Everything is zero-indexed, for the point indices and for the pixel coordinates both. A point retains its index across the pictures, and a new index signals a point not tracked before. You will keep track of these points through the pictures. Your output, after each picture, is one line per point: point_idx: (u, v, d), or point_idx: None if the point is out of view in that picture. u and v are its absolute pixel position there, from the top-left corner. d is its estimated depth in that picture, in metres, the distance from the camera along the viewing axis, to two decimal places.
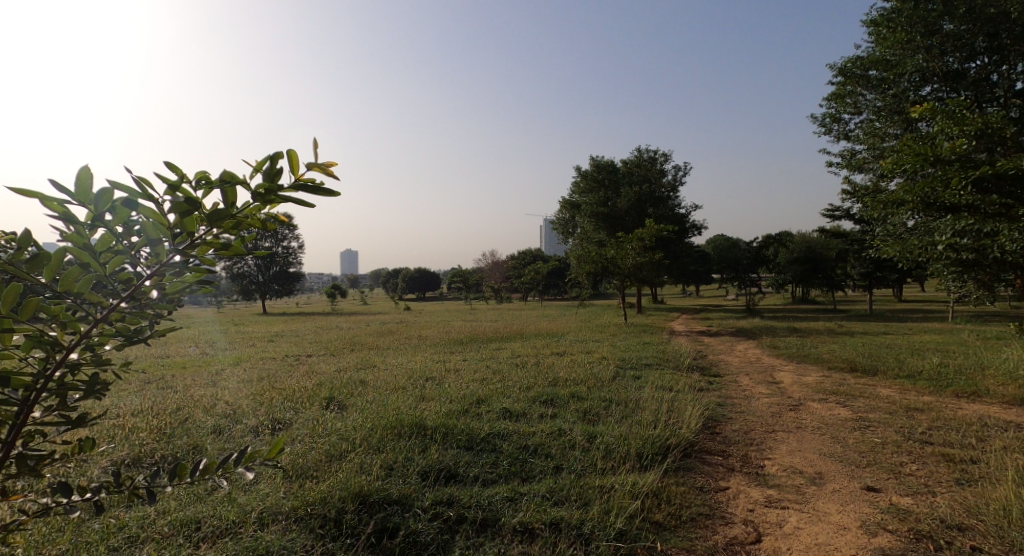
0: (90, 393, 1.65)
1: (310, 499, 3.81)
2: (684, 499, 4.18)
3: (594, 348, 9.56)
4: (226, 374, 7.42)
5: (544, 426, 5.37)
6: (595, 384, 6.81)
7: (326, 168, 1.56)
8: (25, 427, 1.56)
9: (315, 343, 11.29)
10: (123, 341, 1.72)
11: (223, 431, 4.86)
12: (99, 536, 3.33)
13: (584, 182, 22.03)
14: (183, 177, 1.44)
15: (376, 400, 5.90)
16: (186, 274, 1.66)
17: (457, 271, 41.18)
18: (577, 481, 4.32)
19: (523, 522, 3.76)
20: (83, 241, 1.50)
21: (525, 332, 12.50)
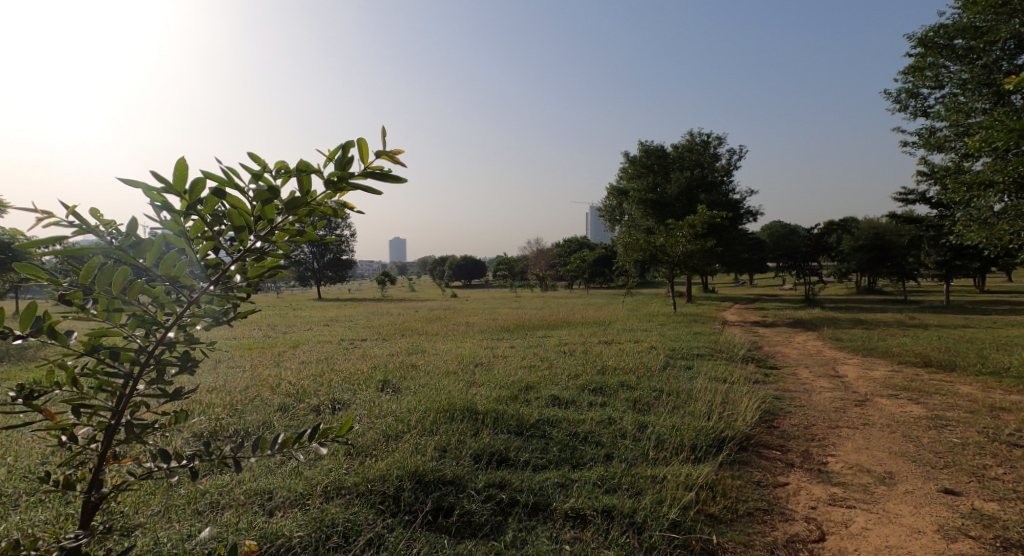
0: (185, 368, 1.74)
1: (370, 476, 3.95)
2: (740, 493, 4.08)
3: (643, 336, 9.44)
4: (288, 356, 7.73)
5: (594, 414, 5.33)
6: (644, 373, 6.72)
7: (395, 156, 1.55)
8: (134, 398, 1.67)
9: (367, 328, 11.60)
10: (212, 323, 1.79)
11: (288, 409, 5.06)
12: (184, 500, 3.59)
13: (633, 167, 21.55)
14: (265, 167, 1.47)
15: (428, 384, 6.01)
16: (265, 259, 1.71)
17: (503, 260, 41.31)
18: (629, 470, 4.29)
19: (575, 508, 3.76)
20: (178, 227, 1.57)
21: (570, 320, 12.46)
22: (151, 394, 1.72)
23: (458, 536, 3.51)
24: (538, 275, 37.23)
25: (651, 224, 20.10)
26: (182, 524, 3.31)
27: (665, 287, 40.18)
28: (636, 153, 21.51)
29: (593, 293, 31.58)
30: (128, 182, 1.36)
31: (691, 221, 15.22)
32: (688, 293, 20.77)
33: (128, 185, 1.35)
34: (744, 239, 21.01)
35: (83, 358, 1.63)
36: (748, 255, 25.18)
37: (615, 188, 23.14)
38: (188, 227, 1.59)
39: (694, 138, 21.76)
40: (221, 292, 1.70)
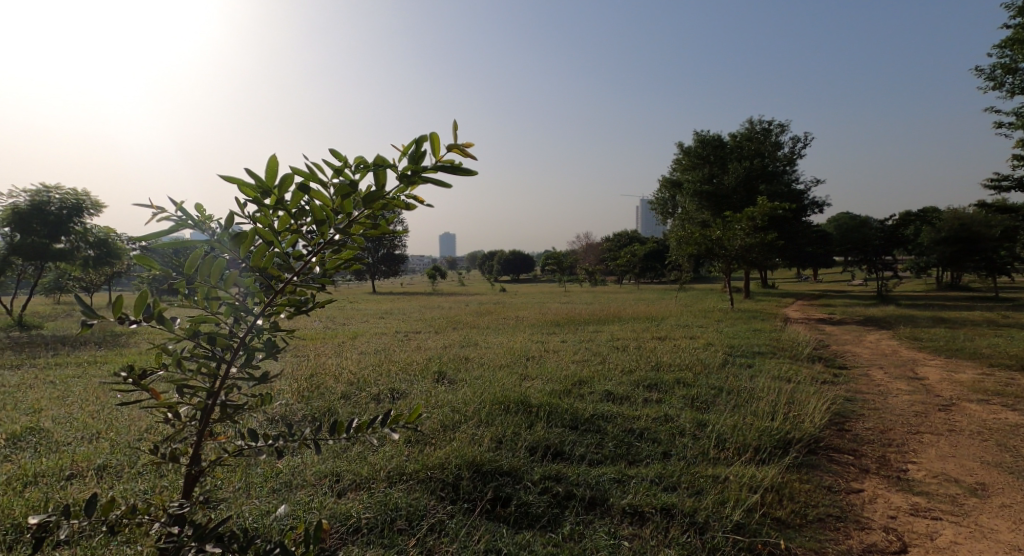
0: (270, 353, 1.90)
1: (429, 464, 4.09)
2: (810, 498, 3.95)
3: (698, 332, 9.16)
4: (346, 347, 7.96)
5: (650, 411, 5.23)
6: (702, 370, 6.51)
7: (467, 149, 1.55)
8: (227, 381, 1.86)
9: (420, 321, 11.76)
10: (294, 311, 1.92)
11: (350, 396, 5.21)
12: (261, 479, 3.88)
13: (687, 158, 20.86)
14: (346, 163, 1.58)
15: (482, 376, 6.05)
16: (342, 251, 1.84)
17: (551, 255, 40.92)
18: (688, 468, 4.25)
19: (633, 504, 3.79)
20: (268, 222, 1.73)
21: (622, 315, 12.23)
22: (241, 379, 1.90)
23: (516, 526, 3.61)
24: (588, 269, 36.72)
25: (707, 216, 19.52)
26: (260, 501, 3.59)
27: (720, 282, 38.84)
28: (691, 143, 20.81)
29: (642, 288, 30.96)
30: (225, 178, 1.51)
31: (750, 213, 14.55)
32: (746, 288, 20.14)
33: (225, 182, 1.50)
34: (808, 231, 20.03)
35: (185, 342, 1.84)
36: (812, 249, 24.02)
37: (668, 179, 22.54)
38: (277, 221, 1.75)
39: (754, 126, 20.92)
40: (302, 282, 1.86)
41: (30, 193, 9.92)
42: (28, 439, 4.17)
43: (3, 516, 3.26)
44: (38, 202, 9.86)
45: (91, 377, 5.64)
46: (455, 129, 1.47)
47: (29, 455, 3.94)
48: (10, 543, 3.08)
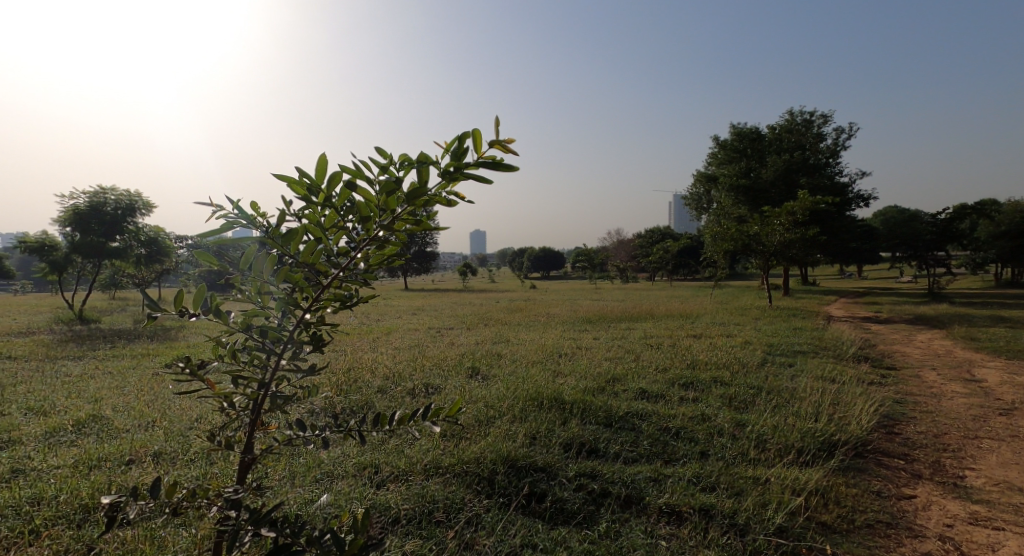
0: (317, 346, 2.05)
1: (465, 458, 4.17)
2: (858, 502, 3.82)
3: (736, 331, 8.91)
4: (381, 342, 8.15)
5: (686, 409, 5.14)
6: (740, 369, 6.35)
7: (508, 147, 1.69)
8: (278, 371, 2.02)
9: (451, 318, 11.91)
10: (340, 306, 2.07)
11: (386, 390, 5.35)
12: (304, 468, 4.04)
13: (723, 152, 20.23)
14: (391, 161, 1.71)
15: (515, 372, 6.09)
16: (385, 247, 1.98)
17: (584, 251, 40.57)
18: (726, 468, 4.19)
19: (670, 503, 3.78)
20: (316, 219, 1.87)
21: (656, 312, 12.02)
22: (292, 369, 2.06)
23: (551, 522, 3.65)
24: (620, 266, 36.18)
25: (743, 212, 18.82)
26: (304, 489, 3.76)
27: (759, 279, 37.68)
28: (728, 137, 20.22)
29: (678, 285, 30.31)
30: (280, 176, 1.66)
31: (790, 207, 13.98)
32: (785, 285, 19.41)
33: (280, 179, 1.65)
34: (853, 226, 19.12)
35: (241, 334, 2.00)
36: (858, 244, 22.99)
37: (702, 173, 21.94)
38: (325, 218, 1.89)
39: (795, 117, 20.10)
40: (347, 278, 2.01)
41: (88, 195, 10.58)
42: (91, 426, 4.49)
43: (74, 496, 3.54)
44: (95, 203, 10.49)
45: (145, 369, 5.99)
46: (494, 126, 1.59)
47: (93, 441, 4.24)
48: (80, 521, 3.35)
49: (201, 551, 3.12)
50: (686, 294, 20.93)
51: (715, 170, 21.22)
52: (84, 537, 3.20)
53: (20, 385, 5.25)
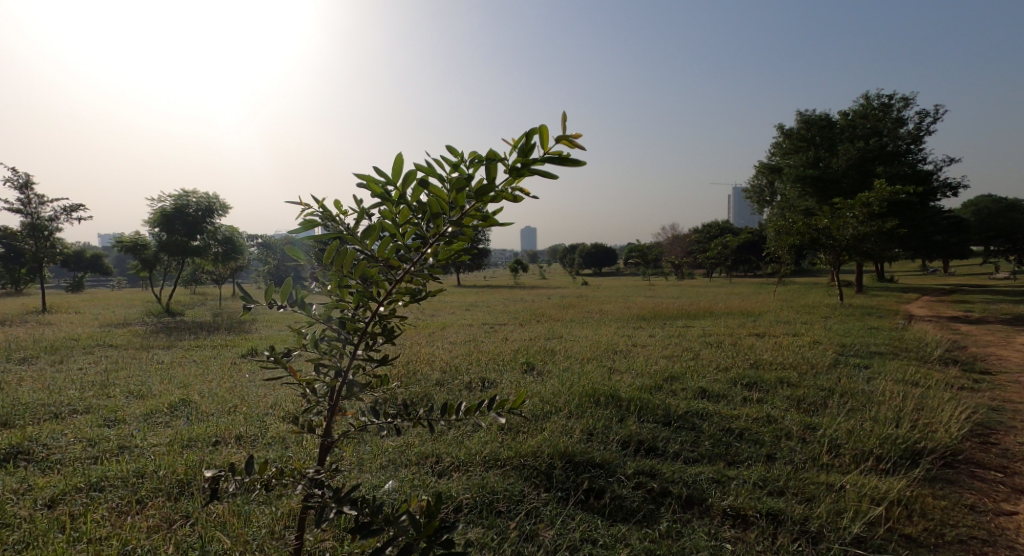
0: (386, 336, 2.22)
1: (523, 451, 4.24)
2: (947, 516, 3.56)
3: (805, 330, 8.43)
4: (436, 336, 8.34)
5: (750, 410, 4.95)
6: (809, 369, 6.02)
7: (574, 141, 1.78)
8: (352, 359, 2.20)
9: (503, 313, 12.00)
10: (410, 299, 2.21)
11: (444, 383, 5.49)
12: (369, 455, 4.24)
13: (789, 142, 19.07)
14: (462, 159, 1.82)
15: (570, 368, 6.07)
16: (454, 243, 2.10)
17: (638, 248, 39.66)
18: (795, 473, 4.01)
19: (735, 506, 3.67)
20: (392, 216, 2.03)
21: (718, 310, 11.55)
22: (365, 358, 2.26)
23: (610, 519, 3.63)
24: (676, 262, 35.10)
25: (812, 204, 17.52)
26: (371, 475, 3.94)
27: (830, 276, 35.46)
28: (794, 125, 19.04)
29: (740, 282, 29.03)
30: (361, 175, 1.81)
31: (865, 199, 12.92)
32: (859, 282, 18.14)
33: (361, 179, 1.81)
34: (939, 218, 17.48)
35: (321, 324, 2.20)
36: (946, 237, 21.14)
37: (766, 164, 20.83)
38: (400, 214, 2.04)
39: (871, 101, 18.60)
40: (417, 272, 2.12)
41: (173, 198, 11.47)
42: (182, 409, 4.91)
43: (170, 472, 3.89)
44: (180, 206, 11.32)
45: (224, 359, 6.46)
46: (560, 123, 1.66)
47: (183, 422, 4.64)
48: (177, 494, 3.70)
49: (280, 528, 3.37)
50: (743, 294, 18.18)
51: (780, 161, 20.06)
52: (180, 509, 3.53)
53: (119, 371, 5.79)
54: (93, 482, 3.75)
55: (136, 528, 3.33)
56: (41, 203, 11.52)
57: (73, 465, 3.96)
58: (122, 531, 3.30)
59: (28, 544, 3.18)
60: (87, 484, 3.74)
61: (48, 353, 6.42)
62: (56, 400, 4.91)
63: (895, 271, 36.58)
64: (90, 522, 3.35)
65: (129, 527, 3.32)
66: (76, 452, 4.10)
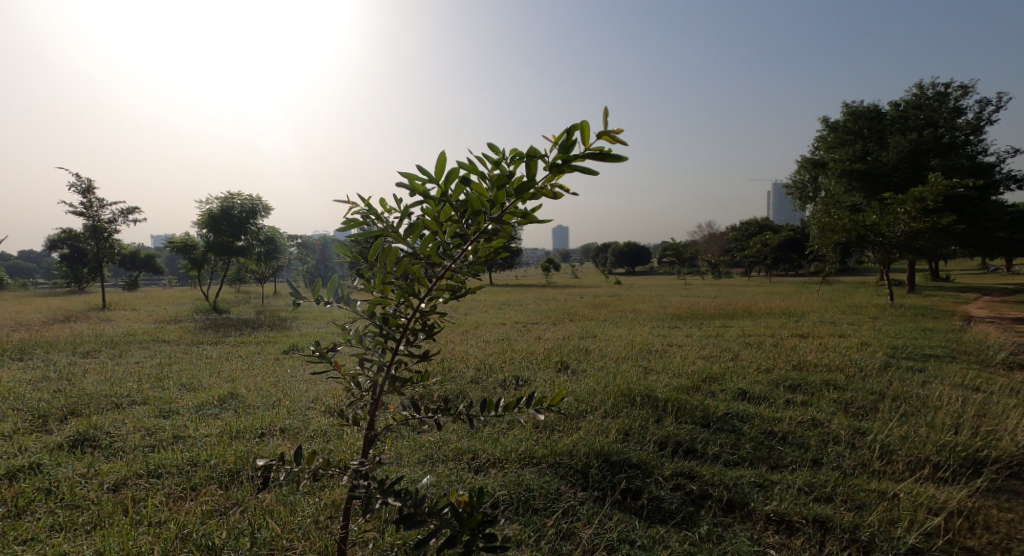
0: (427, 331, 2.27)
1: (558, 450, 4.22)
2: (1012, 529, 3.36)
3: (852, 331, 8.07)
4: (469, 334, 8.41)
5: (794, 413, 4.78)
6: (857, 372, 5.76)
7: (615, 136, 1.77)
8: (396, 354, 2.26)
9: (535, 312, 11.97)
10: (450, 297, 2.25)
11: (478, 380, 5.54)
12: (407, 450, 4.32)
13: (834, 135, 18.25)
14: (503, 157, 1.83)
15: (605, 368, 6.01)
16: (493, 240, 2.12)
17: (674, 245, 38.80)
18: (844, 479, 3.85)
19: (779, 511, 3.56)
20: (434, 214, 2.06)
21: (757, 309, 11.18)
22: (408, 354, 2.31)
23: (648, 520, 3.59)
24: (713, 261, 34.16)
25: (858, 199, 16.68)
26: (408, 469, 4.02)
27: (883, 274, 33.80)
28: (840, 117, 18.20)
29: (782, 281, 28.08)
30: (405, 174, 1.85)
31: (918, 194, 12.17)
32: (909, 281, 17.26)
33: (405, 178, 1.84)
34: (1004, 213, 16.37)
35: (366, 320, 2.26)
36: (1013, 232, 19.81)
37: (809, 158, 20.03)
38: (441, 212, 2.07)
39: (925, 90, 17.55)
40: (458, 269, 2.16)
41: (220, 199, 12.01)
42: (230, 402, 5.13)
43: (221, 461, 4.08)
44: (226, 207, 11.85)
45: (267, 355, 6.70)
46: (601, 119, 1.67)
47: (232, 415, 4.85)
48: (227, 483, 3.87)
49: (324, 518, 3.49)
50: (787, 294, 17.15)
51: (825, 154, 19.25)
52: (231, 497, 3.70)
53: (172, 365, 6.09)
54: (152, 469, 3.97)
55: (191, 513, 3.51)
56: (101, 207, 12.18)
57: (133, 452, 4.20)
58: (177, 516, 3.48)
59: (95, 525, 3.40)
60: (146, 471, 3.96)
61: (108, 347, 6.82)
62: (116, 391, 5.21)
63: (953, 269, 34.49)
64: (150, 505, 3.55)
65: (184, 512, 3.51)
66: (135, 440, 4.34)
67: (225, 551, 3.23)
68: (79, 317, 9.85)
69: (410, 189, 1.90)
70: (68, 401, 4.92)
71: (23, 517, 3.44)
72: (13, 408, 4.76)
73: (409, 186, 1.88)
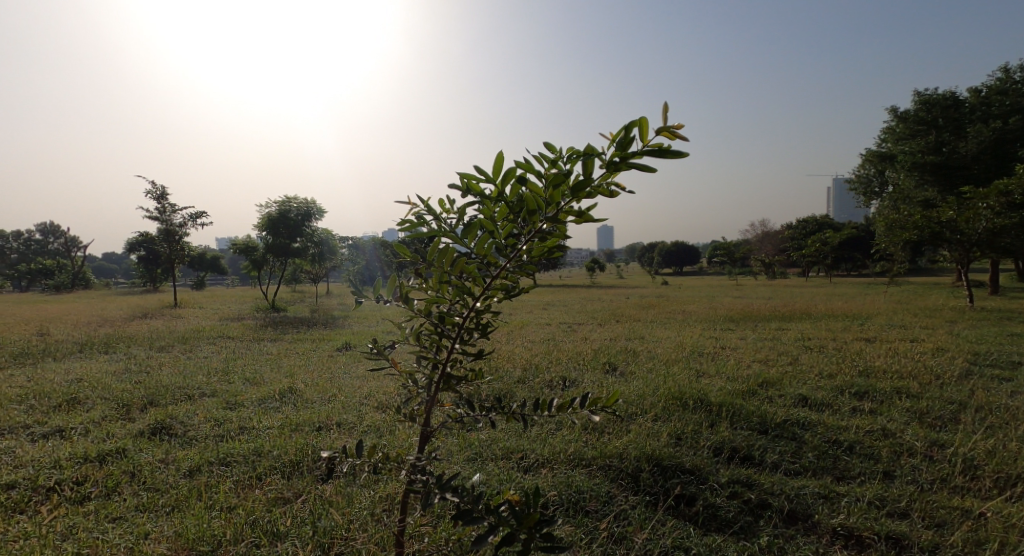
0: (481, 330, 2.30)
1: (608, 452, 4.16)
2: None
3: (924, 335, 7.50)
4: (514, 334, 8.43)
5: (861, 422, 4.49)
6: (933, 380, 5.34)
7: (674, 132, 1.74)
8: (452, 353, 2.30)
9: (581, 313, 11.86)
10: (506, 295, 2.27)
11: (525, 380, 5.54)
12: (456, 447, 4.38)
13: (904, 125, 17.03)
14: (560, 155, 1.83)
15: (655, 370, 5.86)
16: (548, 239, 2.13)
17: (729, 244, 37.36)
18: (920, 494, 3.59)
19: (848, 525, 3.36)
20: (490, 214, 2.08)
21: (816, 312, 10.59)
22: (463, 353, 2.35)
23: (703, 528, 3.47)
24: (769, 261, 32.71)
25: (931, 193, 15.54)
26: (458, 466, 4.07)
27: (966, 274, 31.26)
28: (911, 106, 16.97)
29: (844, 282, 26.55)
30: (464, 175, 1.88)
31: (1004, 187, 11.16)
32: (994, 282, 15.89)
33: (464, 178, 1.86)
34: None
35: (423, 318, 2.31)
36: None
37: (876, 151, 18.81)
38: (497, 212, 2.08)
39: (1012, 74, 16.06)
40: (512, 268, 2.17)
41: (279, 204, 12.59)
42: (290, 396, 5.38)
43: (283, 452, 4.29)
44: (284, 211, 12.41)
45: (322, 352, 6.97)
46: (659, 116, 1.64)
47: (292, 409, 5.08)
48: (290, 473, 4.07)
49: (379, 511, 3.59)
50: (851, 294, 16.89)
51: (894, 146, 18.00)
52: (294, 486, 3.88)
53: (235, 360, 6.45)
54: (222, 457, 4.23)
55: (257, 500, 3.71)
56: (174, 211, 13.09)
57: (204, 441, 4.48)
58: (245, 502, 3.69)
59: (173, 507, 3.66)
60: (217, 459, 4.21)
61: (180, 343, 7.31)
62: (188, 384, 5.57)
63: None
64: (221, 492, 3.78)
65: (251, 499, 3.71)
66: (206, 430, 4.64)
67: (289, 537, 3.39)
68: (156, 314, 10.61)
69: (467, 189, 1.93)
70: (147, 392, 5.31)
71: (113, 497, 3.75)
72: (101, 398, 5.18)
73: (466, 186, 1.91)
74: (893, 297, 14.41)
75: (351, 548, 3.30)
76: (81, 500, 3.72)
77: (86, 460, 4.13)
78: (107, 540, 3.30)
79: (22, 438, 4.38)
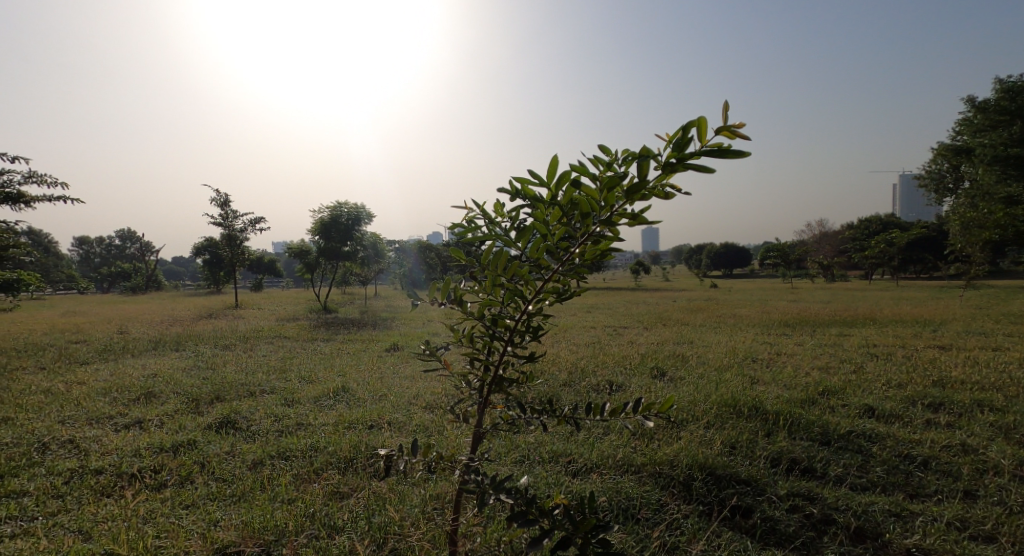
0: (532, 332, 2.26)
1: (659, 459, 4.03)
2: None
3: (1006, 344, 6.89)
4: (558, 336, 8.39)
5: (937, 436, 4.16)
6: (1019, 392, 4.88)
7: (735, 131, 1.67)
8: (505, 355, 2.28)
9: (629, 316, 11.67)
10: (557, 298, 2.23)
11: (571, 384, 5.48)
12: (502, 449, 4.38)
13: (984, 116, 15.82)
14: (614, 158, 1.79)
15: (705, 376, 5.67)
16: (601, 242, 2.09)
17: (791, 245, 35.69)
18: (1009, 517, 3.29)
19: (924, 547, 3.12)
20: (542, 217, 2.04)
21: (882, 317, 9.94)
22: (515, 355, 2.32)
23: (761, 542, 3.31)
24: (829, 262, 31.14)
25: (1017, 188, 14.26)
26: (504, 468, 4.08)
27: None
28: (991, 95, 15.74)
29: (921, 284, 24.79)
30: (518, 179, 1.86)
31: None
32: None
33: (517, 183, 1.85)
34: None
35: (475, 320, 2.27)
36: None
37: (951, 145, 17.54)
38: (549, 216, 2.05)
39: None
40: (564, 272, 2.14)
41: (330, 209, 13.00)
42: (343, 395, 5.56)
43: (337, 448, 4.43)
44: (335, 216, 12.80)
45: (371, 352, 7.17)
46: (718, 117, 1.58)
47: (345, 407, 5.24)
48: (344, 468, 4.19)
49: (429, 509, 3.65)
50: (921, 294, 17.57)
51: (972, 139, 16.74)
52: (348, 481, 4.00)
53: (292, 359, 6.74)
54: (281, 451, 4.41)
55: (315, 494, 3.85)
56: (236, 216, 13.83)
57: (265, 435, 4.70)
58: (304, 495, 3.84)
59: (239, 496, 3.85)
60: (276, 453, 4.41)
61: (241, 341, 7.71)
62: (250, 381, 5.86)
63: None
64: (282, 484, 3.94)
65: (310, 493, 3.85)
66: (267, 425, 4.87)
67: (344, 531, 3.50)
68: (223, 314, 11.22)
69: (520, 193, 1.91)
70: (214, 388, 5.63)
71: (186, 485, 3.98)
72: (173, 392, 5.53)
73: (518, 190, 1.89)
74: (972, 301, 13.31)
75: (404, 544, 3.36)
76: (158, 487, 3.97)
77: (161, 450, 4.42)
78: (182, 526, 3.51)
79: (106, 428, 4.74)
